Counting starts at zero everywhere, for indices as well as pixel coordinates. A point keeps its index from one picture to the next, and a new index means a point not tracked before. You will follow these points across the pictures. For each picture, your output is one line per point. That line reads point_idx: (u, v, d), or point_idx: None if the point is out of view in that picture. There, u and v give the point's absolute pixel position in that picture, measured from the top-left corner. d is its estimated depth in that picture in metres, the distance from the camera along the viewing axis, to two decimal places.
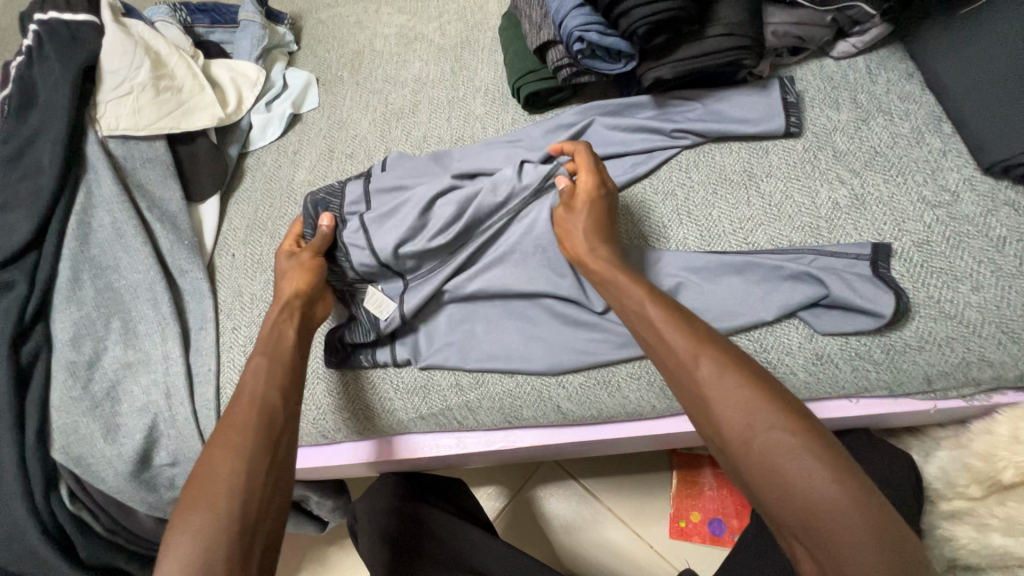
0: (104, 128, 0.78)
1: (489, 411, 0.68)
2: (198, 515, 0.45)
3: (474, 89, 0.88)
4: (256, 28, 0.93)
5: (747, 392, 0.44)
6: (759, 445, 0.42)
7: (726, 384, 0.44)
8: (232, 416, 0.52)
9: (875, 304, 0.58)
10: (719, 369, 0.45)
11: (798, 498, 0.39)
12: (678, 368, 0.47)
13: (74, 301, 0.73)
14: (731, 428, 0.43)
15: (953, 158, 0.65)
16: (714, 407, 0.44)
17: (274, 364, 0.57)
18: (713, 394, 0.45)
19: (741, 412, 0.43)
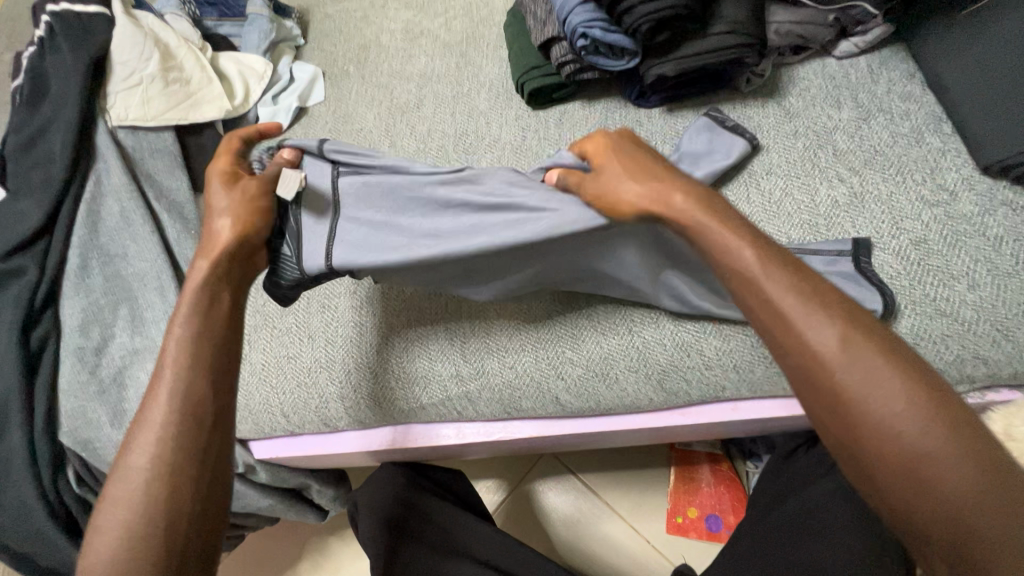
0: (114, 119, 0.80)
1: (489, 402, 0.69)
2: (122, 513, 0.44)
3: (479, 85, 0.88)
4: (264, 21, 0.95)
5: (894, 378, 0.38)
6: (905, 438, 0.37)
7: (870, 368, 0.39)
8: (149, 413, 0.47)
9: (867, 302, 0.59)
10: (861, 348, 0.39)
11: (949, 499, 0.36)
12: (804, 353, 0.41)
13: (83, 288, 0.74)
14: (877, 419, 0.38)
15: (952, 157, 0.66)
16: (854, 394, 0.39)
17: (201, 341, 0.49)
18: (855, 381, 0.39)
19: (885, 401, 0.38)
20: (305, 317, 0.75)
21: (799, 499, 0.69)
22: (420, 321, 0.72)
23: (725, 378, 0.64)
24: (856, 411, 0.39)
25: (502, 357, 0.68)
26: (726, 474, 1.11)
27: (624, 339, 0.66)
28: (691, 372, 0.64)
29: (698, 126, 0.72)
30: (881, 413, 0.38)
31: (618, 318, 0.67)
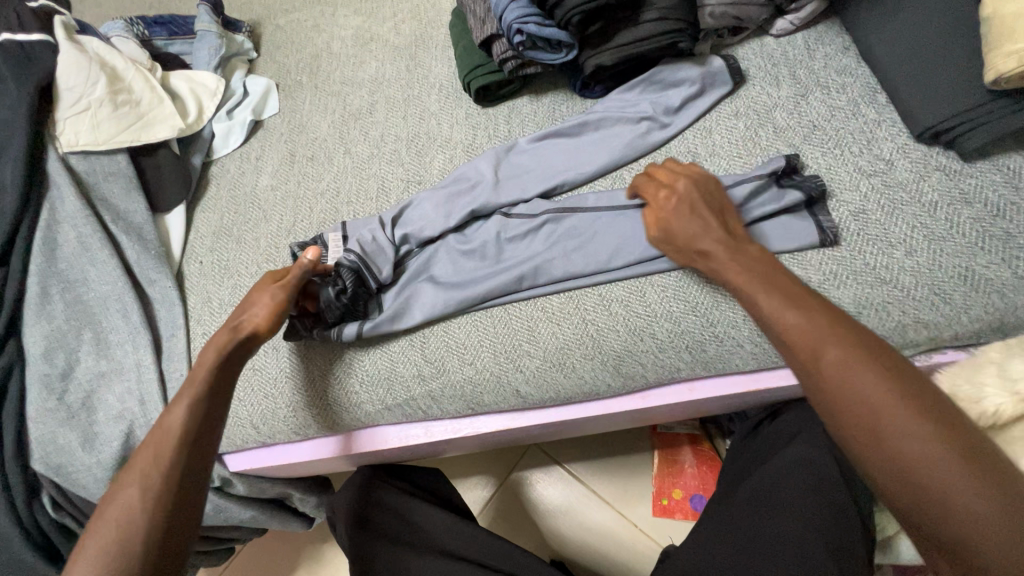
0: (64, 145, 0.79)
1: (452, 400, 0.70)
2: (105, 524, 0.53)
3: (429, 86, 0.89)
4: (213, 37, 0.95)
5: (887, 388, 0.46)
6: (891, 433, 0.45)
7: (866, 380, 0.46)
8: (144, 457, 0.56)
9: (796, 238, 0.63)
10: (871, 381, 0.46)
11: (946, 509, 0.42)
12: (804, 359, 0.49)
13: (45, 315, 0.75)
14: (865, 417, 0.46)
15: (887, 127, 0.67)
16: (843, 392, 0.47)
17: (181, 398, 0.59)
18: (848, 385, 0.47)
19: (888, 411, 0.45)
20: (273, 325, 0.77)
21: (762, 471, 0.70)
22: None
23: (679, 358, 0.65)
24: (839, 410, 0.47)
25: (461, 355, 0.69)
26: (707, 454, 1.13)
27: (578, 329, 0.67)
28: (646, 357, 0.65)
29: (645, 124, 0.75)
30: (880, 415, 0.45)
31: (571, 308, 0.67)
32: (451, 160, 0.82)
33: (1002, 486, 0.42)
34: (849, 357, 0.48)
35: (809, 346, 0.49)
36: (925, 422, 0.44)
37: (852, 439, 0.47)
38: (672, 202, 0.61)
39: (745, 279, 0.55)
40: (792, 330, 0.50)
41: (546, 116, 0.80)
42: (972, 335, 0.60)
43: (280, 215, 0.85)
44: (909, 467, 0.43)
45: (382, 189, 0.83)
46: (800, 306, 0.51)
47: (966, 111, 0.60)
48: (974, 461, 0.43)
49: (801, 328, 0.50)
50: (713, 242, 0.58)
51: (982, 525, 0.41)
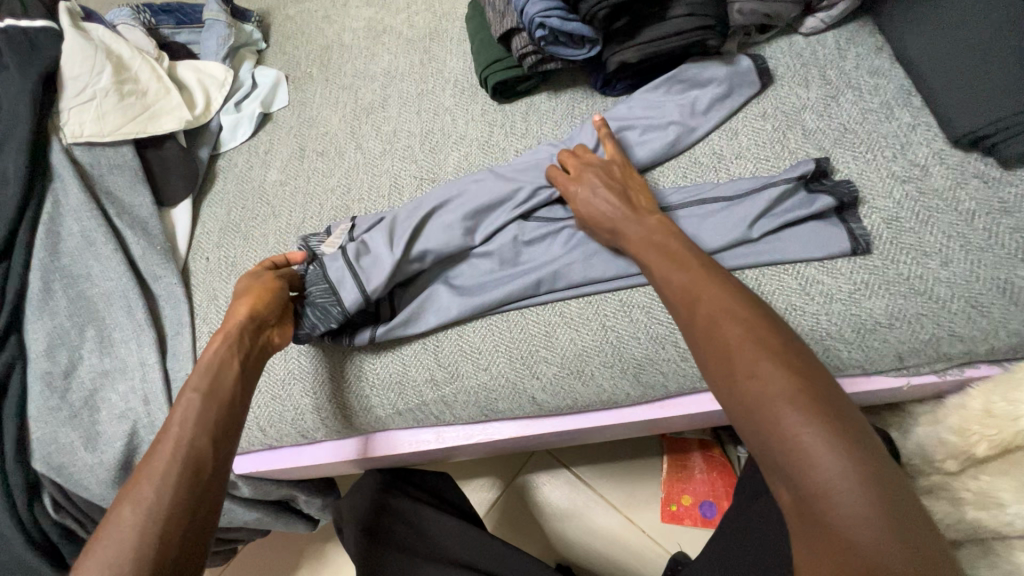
0: (69, 136, 0.77)
1: (465, 406, 0.68)
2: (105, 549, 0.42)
3: (444, 81, 0.87)
4: (221, 27, 0.92)
5: (744, 327, 0.45)
6: (754, 375, 0.41)
7: (727, 323, 0.45)
8: (157, 451, 0.48)
9: (826, 246, 0.61)
10: (729, 320, 0.45)
11: (796, 439, 0.38)
12: (685, 310, 0.49)
13: (47, 311, 0.73)
14: (726, 365, 0.44)
15: (922, 132, 0.64)
16: (710, 336, 0.46)
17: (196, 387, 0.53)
18: (712, 332, 0.46)
19: (737, 344, 0.44)
20: None
21: None
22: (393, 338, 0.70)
23: None
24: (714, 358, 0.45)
25: (475, 360, 0.67)
26: (718, 460, 1.11)
27: (598, 335, 0.64)
28: (667, 366, 0.63)
29: None
30: (736, 356, 0.43)
31: (590, 314, 0.65)
32: (466, 157, 0.79)
33: (871, 453, 0.37)
34: (719, 305, 0.47)
35: (689, 297, 0.49)
36: (789, 373, 0.41)
37: (722, 392, 0.44)
38: (582, 183, 0.63)
39: (654, 247, 0.55)
40: (682, 283, 0.51)
41: (565, 114, 0.78)
42: (1008, 350, 0.57)
43: (289, 212, 0.83)
44: (771, 416, 0.39)
45: (394, 186, 0.80)
46: (681, 264, 0.52)
47: (1015, 113, 0.56)
48: (833, 416, 0.38)
49: (688, 284, 0.50)
50: (637, 217, 0.59)
51: (841, 480, 0.36)
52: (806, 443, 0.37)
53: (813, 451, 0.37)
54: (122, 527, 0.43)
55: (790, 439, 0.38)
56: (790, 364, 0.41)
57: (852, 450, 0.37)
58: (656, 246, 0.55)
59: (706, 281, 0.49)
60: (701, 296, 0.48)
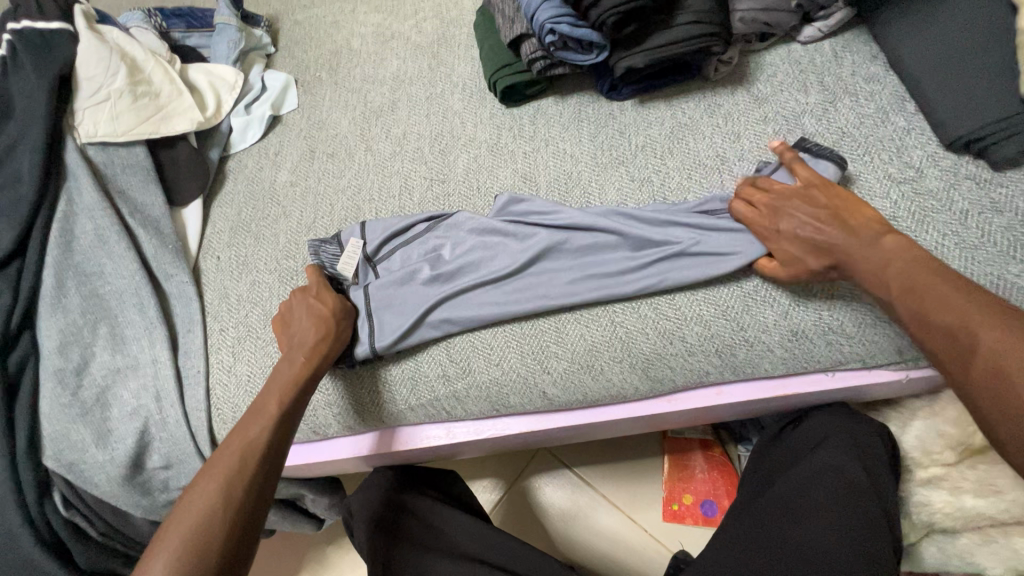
0: (83, 136, 0.78)
1: (476, 400, 0.69)
2: (183, 532, 0.51)
3: (452, 85, 0.89)
4: (232, 31, 0.94)
5: (1012, 343, 0.47)
6: (999, 365, 0.47)
7: (1006, 337, 0.47)
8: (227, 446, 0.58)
9: None
10: (1007, 335, 0.47)
11: None
12: (954, 323, 0.50)
13: (60, 308, 0.73)
14: (991, 354, 0.47)
15: (917, 135, 0.67)
16: (987, 355, 0.48)
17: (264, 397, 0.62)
18: (992, 344, 0.47)
19: (1021, 361, 0.46)
20: None
21: (788, 475, 0.69)
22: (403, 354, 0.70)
23: (709, 362, 0.65)
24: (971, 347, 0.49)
25: (488, 355, 0.68)
26: (719, 460, 1.12)
27: (607, 330, 0.66)
28: (675, 360, 0.65)
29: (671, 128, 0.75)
30: (1021, 368, 0.45)
31: (600, 310, 0.67)
32: (476, 159, 0.81)
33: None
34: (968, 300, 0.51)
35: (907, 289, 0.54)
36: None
37: (993, 397, 0.47)
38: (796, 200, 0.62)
39: (892, 258, 0.56)
40: (913, 277, 0.54)
41: (572, 117, 0.80)
42: None
43: (300, 212, 0.84)
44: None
45: (405, 187, 0.82)
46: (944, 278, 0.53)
47: (999, 120, 0.60)
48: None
49: (904, 273, 0.54)
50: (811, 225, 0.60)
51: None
52: None
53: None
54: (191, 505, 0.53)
55: None
56: None
57: None
58: (908, 257, 0.55)
59: (980, 299, 0.50)
60: (972, 312, 0.50)
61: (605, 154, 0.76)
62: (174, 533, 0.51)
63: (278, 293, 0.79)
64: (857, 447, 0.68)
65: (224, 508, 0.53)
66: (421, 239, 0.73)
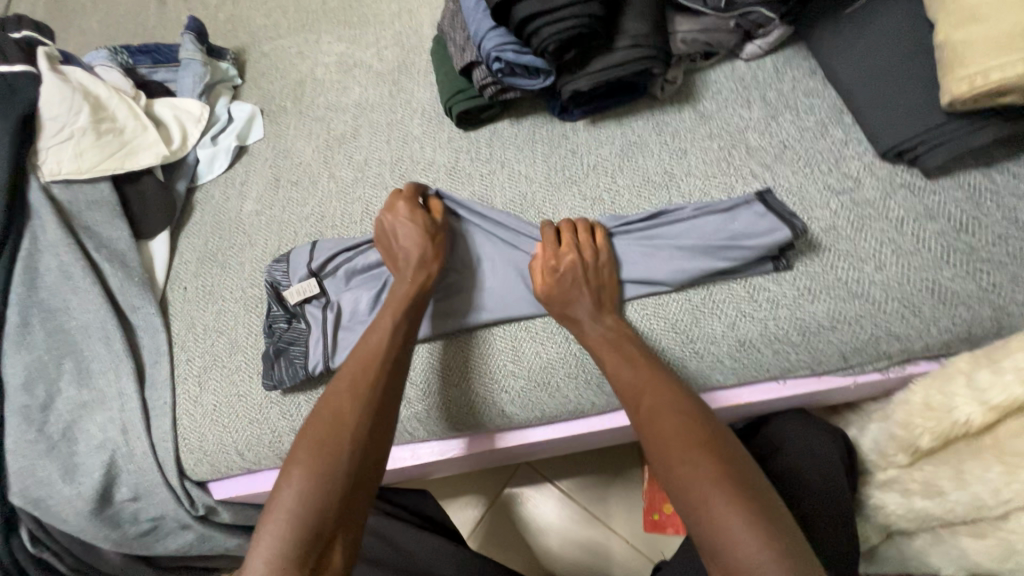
0: (47, 174, 0.79)
1: (438, 422, 0.70)
2: (310, 448, 0.54)
3: (412, 111, 0.91)
4: (197, 65, 0.96)
5: (687, 441, 0.50)
6: (680, 465, 0.49)
7: (673, 434, 0.51)
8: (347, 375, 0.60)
9: (761, 236, 0.63)
10: (689, 435, 0.50)
11: (733, 546, 0.43)
12: (642, 412, 0.54)
13: (24, 345, 0.74)
14: (674, 456, 0.50)
15: (854, 147, 0.69)
16: (671, 446, 0.50)
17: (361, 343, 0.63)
18: (660, 434, 0.52)
19: (694, 460, 0.48)
20: (255, 354, 0.77)
21: None
22: None
23: None
24: (656, 446, 0.52)
25: (445, 377, 0.69)
26: None
27: (561, 347, 0.67)
28: None
29: (621, 146, 0.77)
30: (683, 462, 0.49)
31: (554, 328, 0.68)
32: (435, 183, 0.83)
33: (796, 552, 0.42)
34: (664, 404, 0.54)
35: (636, 395, 0.56)
36: (723, 473, 0.47)
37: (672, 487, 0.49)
38: (574, 265, 0.65)
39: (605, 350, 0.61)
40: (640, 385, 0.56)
41: (527, 139, 0.82)
42: (942, 346, 0.62)
43: (265, 240, 0.86)
44: (700, 502, 0.46)
45: (366, 212, 0.84)
46: (657, 381, 0.56)
47: (927, 130, 0.62)
48: (765, 519, 0.44)
49: (645, 383, 0.57)
50: (599, 320, 0.63)
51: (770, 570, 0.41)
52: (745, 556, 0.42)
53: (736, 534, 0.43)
54: (324, 432, 0.55)
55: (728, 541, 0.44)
56: (740, 488, 0.46)
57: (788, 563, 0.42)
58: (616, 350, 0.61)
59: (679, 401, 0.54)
60: (660, 405, 0.54)
61: (559, 174, 0.78)
62: (300, 455, 0.54)
63: (243, 320, 0.80)
64: (812, 452, 0.69)
65: (350, 428, 0.56)
66: (368, 259, 0.75)
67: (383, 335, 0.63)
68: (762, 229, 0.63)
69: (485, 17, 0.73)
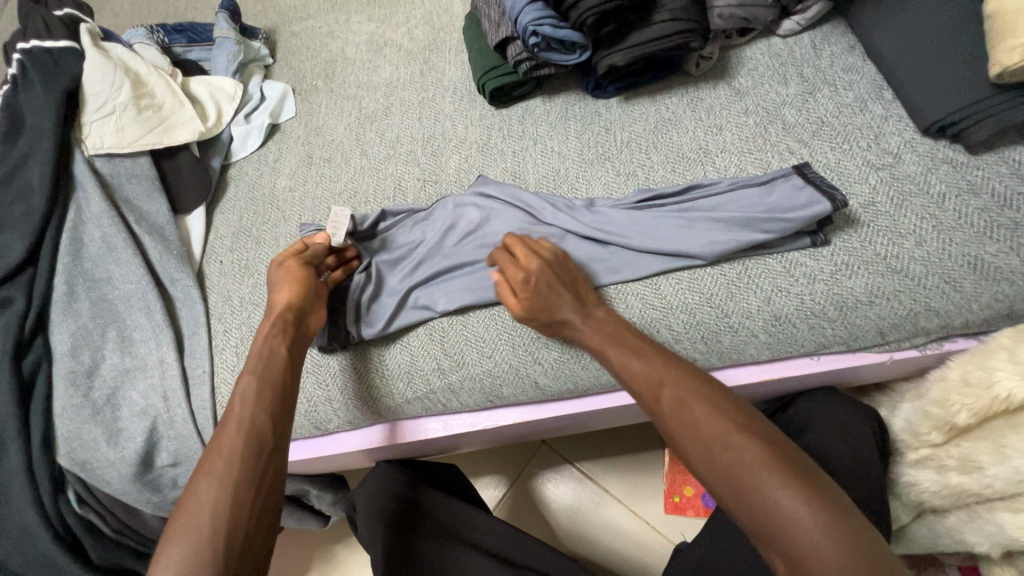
0: (90, 148, 0.81)
1: (471, 393, 0.71)
2: (184, 541, 0.48)
3: (443, 89, 0.91)
4: (231, 44, 0.97)
5: (707, 416, 0.50)
6: (711, 444, 0.48)
7: (690, 413, 0.50)
8: (222, 438, 0.55)
9: (801, 206, 0.62)
10: (703, 410, 0.50)
11: (783, 516, 0.43)
12: (650, 400, 0.53)
13: (70, 313, 0.76)
14: (699, 444, 0.49)
15: (895, 122, 0.69)
16: (689, 429, 0.50)
17: (262, 390, 0.59)
18: (679, 416, 0.51)
19: (720, 435, 0.48)
20: None
21: None
22: (400, 348, 0.73)
23: (695, 349, 0.66)
24: (676, 431, 0.51)
25: (480, 348, 0.70)
26: None
27: None
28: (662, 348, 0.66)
29: (654, 123, 0.77)
30: (711, 437, 0.48)
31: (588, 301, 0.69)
32: (467, 160, 0.83)
33: (833, 504, 0.43)
34: (674, 384, 0.53)
35: (640, 384, 0.55)
36: (752, 446, 0.46)
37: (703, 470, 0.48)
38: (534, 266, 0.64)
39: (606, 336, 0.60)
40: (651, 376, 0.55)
41: (559, 116, 0.82)
42: (982, 322, 0.61)
43: (298, 215, 0.87)
44: (735, 477, 0.46)
45: (398, 188, 0.85)
46: (656, 360, 0.56)
47: (972, 104, 0.62)
48: (801, 476, 0.44)
49: (651, 370, 0.55)
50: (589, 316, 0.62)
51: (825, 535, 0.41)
52: (794, 523, 0.42)
53: (784, 509, 0.43)
54: (202, 511, 0.50)
55: (776, 514, 0.43)
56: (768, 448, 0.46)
57: (834, 518, 0.42)
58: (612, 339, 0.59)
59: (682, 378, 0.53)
60: (667, 387, 0.53)
61: (592, 150, 0.78)
62: (177, 547, 0.48)
63: None
64: (847, 430, 0.69)
65: (230, 504, 0.50)
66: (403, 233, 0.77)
67: (249, 404, 0.57)
68: (802, 201, 0.63)
69: None
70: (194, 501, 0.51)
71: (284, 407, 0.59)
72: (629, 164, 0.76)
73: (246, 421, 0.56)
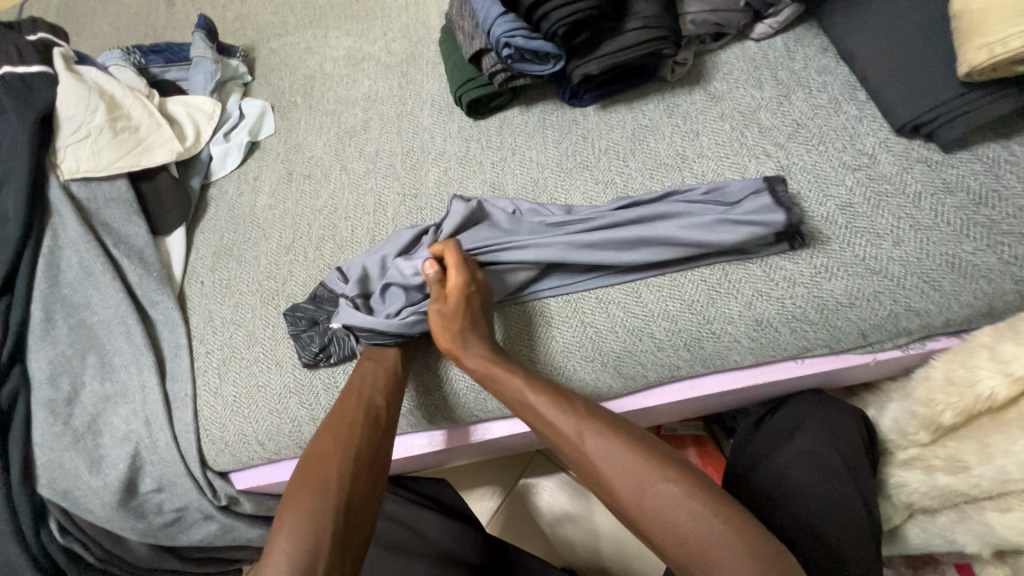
0: (66, 173, 0.81)
1: (455, 407, 0.70)
2: (302, 494, 0.55)
3: (422, 102, 0.91)
4: (208, 63, 0.97)
5: (630, 459, 0.51)
6: (636, 485, 0.49)
7: (611, 455, 0.51)
8: (342, 408, 0.63)
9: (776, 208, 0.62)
10: (622, 451, 0.51)
11: (704, 544, 0.46)
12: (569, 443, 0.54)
13: (48, 341, 0.76)
14: (622, 485, 0.50)
15: (869, 123, 0.69)
16: (612, 472, 0.51)
17: (380, 374, 0.66)
18: (600, 458, 0.52)
19: (642, 478, 0.50)
20: (272, 345, 0.78)
21: (769, 460, 0.69)
22: None
23: (677, 356, 0.65)
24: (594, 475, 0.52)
25: None
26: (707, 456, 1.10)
27: (577, 331, 0.67)
28: (645, 356, 0.65)
29: (632, 130, 0.77)
30: (636, 475, 0.50)
31: (569, 311, 0.68)
32: (446, 172, 0.83)
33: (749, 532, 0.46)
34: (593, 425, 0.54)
35: (562, 435, 0.54)
36: (676, 484, 0.49)
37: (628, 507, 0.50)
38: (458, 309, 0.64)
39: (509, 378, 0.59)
40: (557, 423, 0.55)
41: (537, 126, 0.82)
42: (963, 320, 0.61)
43: (279, 233, 0.87)
44: (658, 513, 0.48)
45: (378, 203, 0.84)
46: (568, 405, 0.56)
47: (943, 103, 0.62)
48: (719, 506, 0.47)
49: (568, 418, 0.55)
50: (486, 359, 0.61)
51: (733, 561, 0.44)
52: (712, 548, 0.45)
53: (685, 526, 0.47)
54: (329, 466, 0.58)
55: (699, 546, 0.46)
56: (688, 484, 0.49)
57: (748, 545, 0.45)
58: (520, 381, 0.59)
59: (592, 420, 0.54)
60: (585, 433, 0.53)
61: (571, 159, 0.78)
62: (300, 498, 0.55)
63: (260, 313, 0.81)
64: (834, 433, 0.69)
65: (348, 465, 0.58)
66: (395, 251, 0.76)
67: (367, 380, 0.65)
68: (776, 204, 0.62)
69: (493, 4, 0.73)
70: (317, 458, 0.59)
71: (393, 393, 0.65)
72: (607, 172, 0.76)
73: (366, 398, 0.64)
